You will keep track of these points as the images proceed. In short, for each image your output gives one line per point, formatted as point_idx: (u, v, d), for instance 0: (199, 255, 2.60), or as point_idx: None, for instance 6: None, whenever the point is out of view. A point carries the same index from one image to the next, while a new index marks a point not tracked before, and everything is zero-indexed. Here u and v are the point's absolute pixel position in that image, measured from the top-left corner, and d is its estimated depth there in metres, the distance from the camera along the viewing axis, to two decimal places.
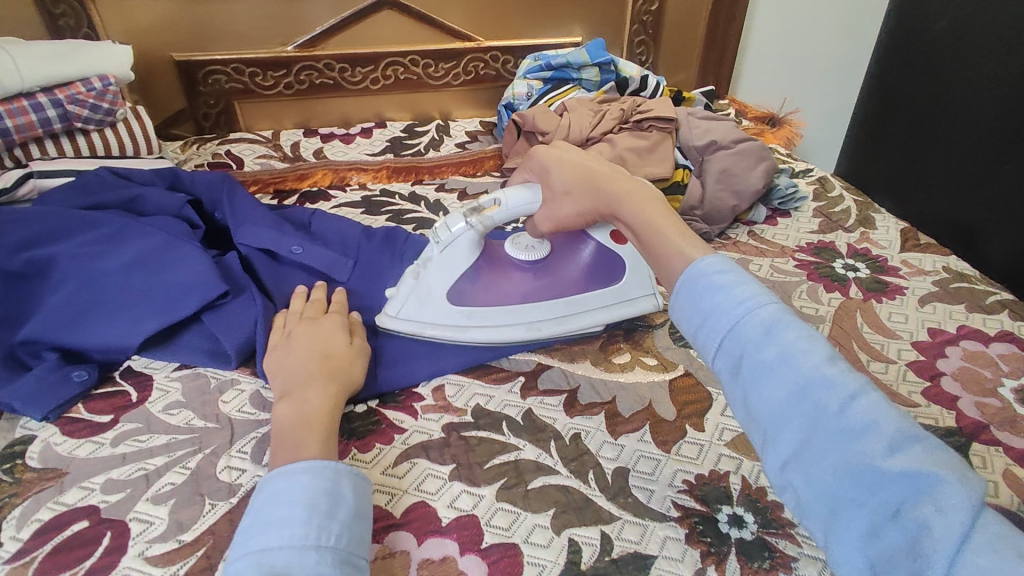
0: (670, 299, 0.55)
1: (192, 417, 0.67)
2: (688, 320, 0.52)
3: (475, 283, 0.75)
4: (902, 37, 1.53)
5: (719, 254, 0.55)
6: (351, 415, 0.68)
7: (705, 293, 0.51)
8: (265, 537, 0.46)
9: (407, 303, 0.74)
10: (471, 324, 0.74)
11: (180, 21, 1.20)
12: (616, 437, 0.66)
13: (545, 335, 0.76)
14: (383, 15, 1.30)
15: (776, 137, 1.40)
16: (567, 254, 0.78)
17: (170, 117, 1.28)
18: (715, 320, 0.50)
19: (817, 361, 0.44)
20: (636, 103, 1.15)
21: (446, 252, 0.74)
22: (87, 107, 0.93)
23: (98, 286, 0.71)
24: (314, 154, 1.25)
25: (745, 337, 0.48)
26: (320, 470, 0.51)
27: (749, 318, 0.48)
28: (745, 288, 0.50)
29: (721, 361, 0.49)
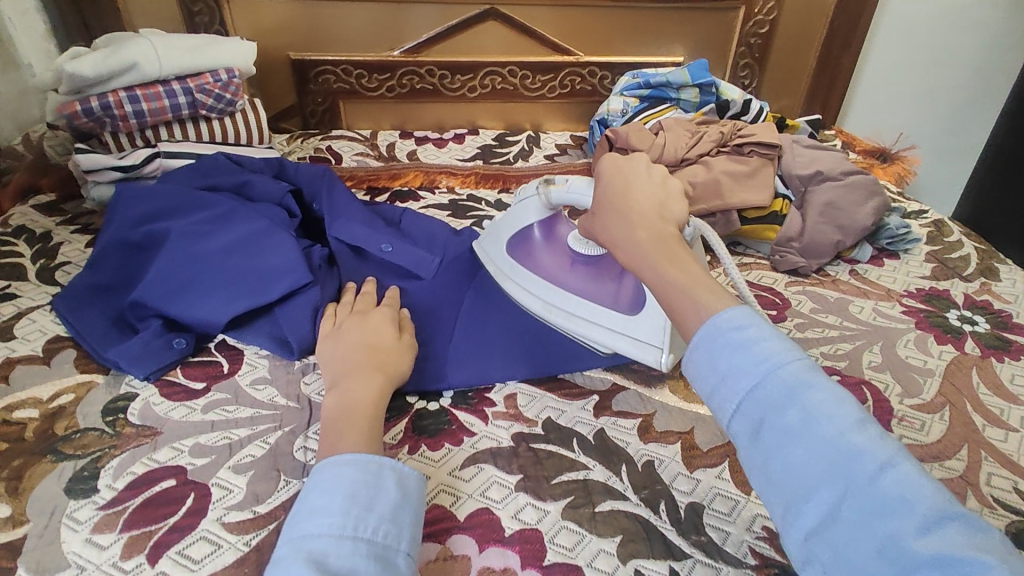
0: (686, 349, 0.48)
1: (276, 394, 0.69)
2: (704, 376, 0.46)
3: (540, 240, 0.81)
4: None
5: (737, 302, 0.48)
6: (423, 412, 0.69)
7: (719, 350, 0.45)
8: (307, 524, 0.48)
9: (487, 237, 0.84)
10: (508, 277, 0.80)
11: (300, 22, 1.28)
12: (692, 470, 0.62)
13: (551, 321, 0.77)
14: (487, 25, 1.32)
15: (886, 173, 1.30)
16: (625, 273, 0.76)
17: (281, 111, 1.36)
18: (735, 380, 0.44)
19: (841, 427, 0.40)
20: (737, 127, 1.11)
21: (519, 206, 0.82)
22: (213, 97, 1.00)
23: (200, 263, 0.76)
24: (408, 155, 1.29)
25: (768, 399, 0.42)
26: (364, 462, 0.51)
27: (774, 378, 0.43)
28: (768, 344, 0.44)
29: (739, 423, 0.44)
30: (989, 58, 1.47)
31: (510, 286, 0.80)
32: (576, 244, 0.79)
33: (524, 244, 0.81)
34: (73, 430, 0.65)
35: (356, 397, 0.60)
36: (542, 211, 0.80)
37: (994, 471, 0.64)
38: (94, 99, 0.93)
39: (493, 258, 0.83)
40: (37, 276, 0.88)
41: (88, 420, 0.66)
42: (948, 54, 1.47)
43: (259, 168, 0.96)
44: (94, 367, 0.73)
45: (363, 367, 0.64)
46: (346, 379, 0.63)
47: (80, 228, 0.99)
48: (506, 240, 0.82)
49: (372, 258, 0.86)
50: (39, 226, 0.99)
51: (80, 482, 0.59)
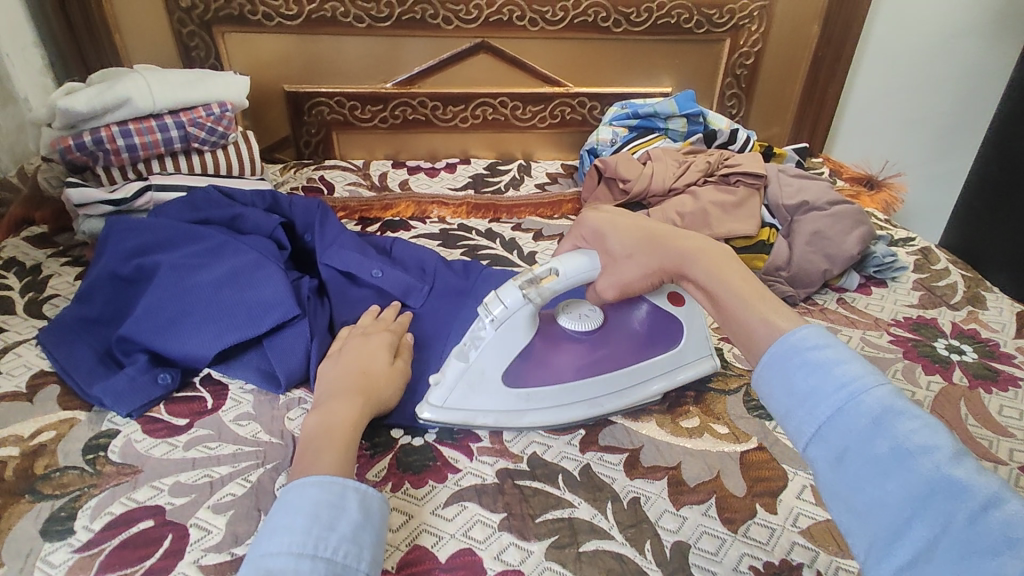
0: (756, 371, 0.51)
1: (259, 430, 0.69)
2: (781, 399, 0.48)
3: (526, 361, 0.68)
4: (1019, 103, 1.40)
5: (814, 326, 0.50)
6: (408, 447, 0.68)
7: (796, 372, 0.47)
8: (267, 543, 0.48)
9: (454, 390, 0.67)
10: (528, 408, 0.69)
11: (296, 55, 1.30)
12: (679, 507, 0.62)
13: (603, 411, 0.71)
14: (479, 58, 1.35)
15: (873, 202, 1.31)
16: (618, 322, 0.73)
17: (275, 142, 1.38)
18: (815, 404, 0.45)
19: (937, 460, 0.39)
20: (724, 157, 1.13)
21: (501, 330, 0.66)
22: (205, 130, 1.01)
23: (190, 294, 0.76)
24: (399, 185, 1.30)
25: (851, 425, 0.43)
26: (328, 483, 0.52)
27: (855, 404, 0.43)
28: (848, 368, 0.45)
29: (820, 449, 0.44)
30: (972, 87, 1.49)
31: (532, 417, 0.69)
32: (573, 324, 0.70)
33: (523, 371, 0.68)
34: (53, 469, 0.64)
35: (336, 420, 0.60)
36: (529, 328, 0.67)
37: None
38: (87, 134, 0.94)
39: (485, 409, 0.68)
40: (24, 310, 0.87)
41: (68, 458, 0.65)
42: (930, 84, 1.50)
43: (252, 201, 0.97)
44: (78, 403, 0.72)
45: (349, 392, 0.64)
46: (329, 401, 0.63)
47: (71, 260, 0.99)
48: (501, 380, 0.67)
49: (363, 285, 0.86)
50: (30, 258, 0.99)
51: (57, 523, 0.58)
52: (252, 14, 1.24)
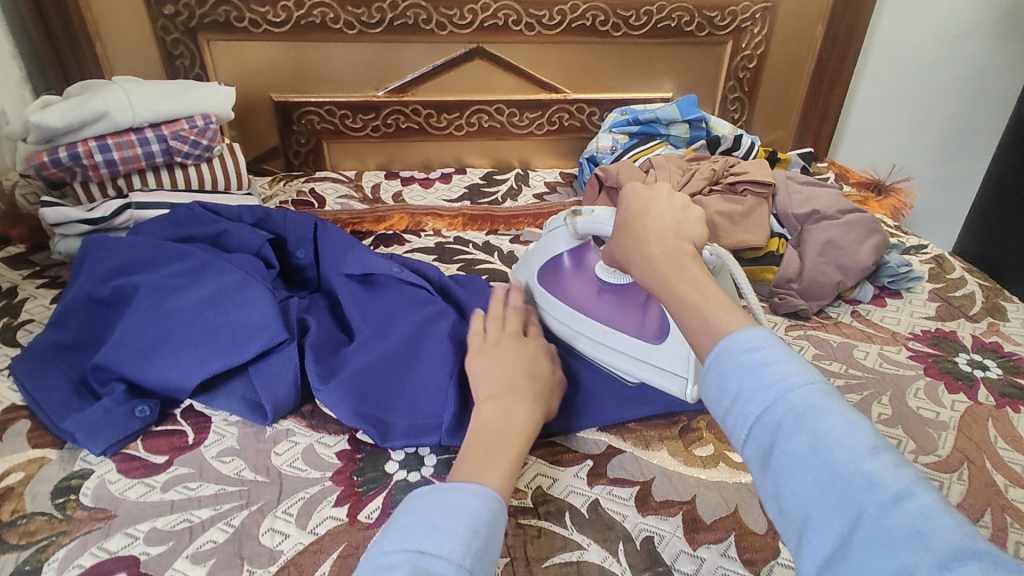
0: (700, 373, 0.43)
1: (243, 467, 0.64)
2: (716, 400, 0.41)
3: (570, 272, 0.81)
4: None
5: (756, 325, 0.43)
6: (404, 484, 0.63)
7: (730, 372, 0.41)
8: (424, 541, 0.42)
9: (526, 261, 0.84)
10: (539, 307, 0.80)
11: (286, 63, 1.25)
12: (696, 547, 0.57)
13: (579, 349, 0.75)
14: (473, 64, 1.30)
15: (881, 207, 1.27)
16: (643, 307, 0.75)
17: (263, 152, 1.33)
18: (746, 404, 0.39)
19: (853, 453, 0.35)
20: (729, 163, 1.09)
21: (551, 233, 0.81)
22: (188, 143, 0.97)
23: (171, 318, 0.71)
24: (393, 197, 1.26)
25: (779, 427, 0.37)
26: (488, 496, 0.46)
27: (784, 403, 0.38)
28: (782, 366, 0.39)
29: (752, 451, 0.39)
30: (982, 88, 1.46)
31: (539, 314, 0.79)
32: (607, 272, 0.78)
33: (554, 274, 0.81)
34: (19, 514, 0.59)
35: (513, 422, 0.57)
36: (569, 242, 0.79)
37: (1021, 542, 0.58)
38: (63, 150, 0.90)
39: (527, 288, 0.82)
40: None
41: (36, 502, 0.60)
42: (937, 84, 1.46)
43: (238, 214, 0.91)
44: (49, 439, 0.67)
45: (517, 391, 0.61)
46: None
47: (48, 282, 0.95)
48: (537, 271, 0.82)
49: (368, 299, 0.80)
50: (5, 280, 0.95)
51: None
52: (238, 21, 1.20)
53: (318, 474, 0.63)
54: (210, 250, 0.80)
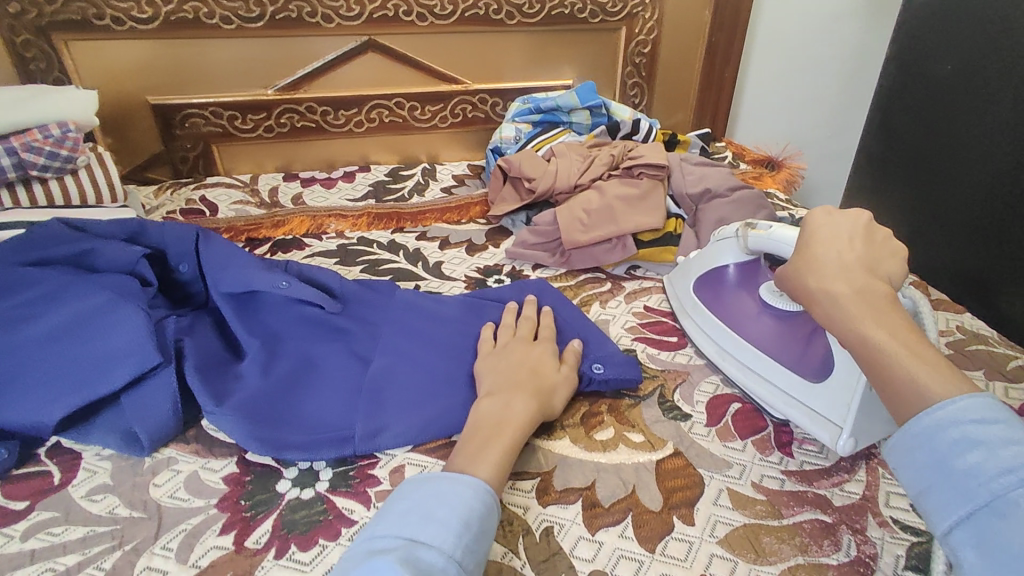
0: (898, 432, 0.46)
1: (117, 504, 0.59)
2: (925, 466, 0.44)
3: (728, 285, 0.81)
4: (900, 80, 1.46)
5: (977, 393, 0.44)
6: (296, 503, 0.60)
7: (948, 446, 0.43)
8: (419, 530, 0.48)
9: (685, 269, 0.88)
10: (692, 316, 0.84)
11: (162, 63, 1.17)
12: (594, 532, 0.58)
13: (725, 368, 0.77)
14: (367, 58, 1.26)
15: (774, 181, 1.33)
16: (802, 341, 0.71)
17: (146, 160, 1.24)
18: (968, 485, 0.41)
19: None
20: (628, 148, 1.13)
21: (716, 244, 0.82)
22: (44, 154, 0.89)
23: (22, 353, 0.65)
24: (292, 200, 1.20)
25: (1012, 518, 0.39)
26: (481, 492, 0.52)
27: (1016, 494, 0.39)
28: (1018, 450, 0.41)
29: (965, 531, 0.41)
30: (858, 64, 1.55)
31: (688, 324, 0.84)
32: (774, 298, 0.77)
33: (713, 285, 0.83)
34: None
35: (509, 417, 0.61)
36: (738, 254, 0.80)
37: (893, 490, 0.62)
38: None
39: (682, 294, 0.87)
40: None
41: None
42: (819, 63, 1.54)
43: (110, 228, 0.84)
44: None
45: (515, 387, 0.64)
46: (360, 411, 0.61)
47: None
48: (696, 280, 0.85)
49: (261, 312, 0.77)
50: None
51: None
52: (98, 19, 1.11)
53: (201, 502, 0.60)
54: (69, 272, 0.73)
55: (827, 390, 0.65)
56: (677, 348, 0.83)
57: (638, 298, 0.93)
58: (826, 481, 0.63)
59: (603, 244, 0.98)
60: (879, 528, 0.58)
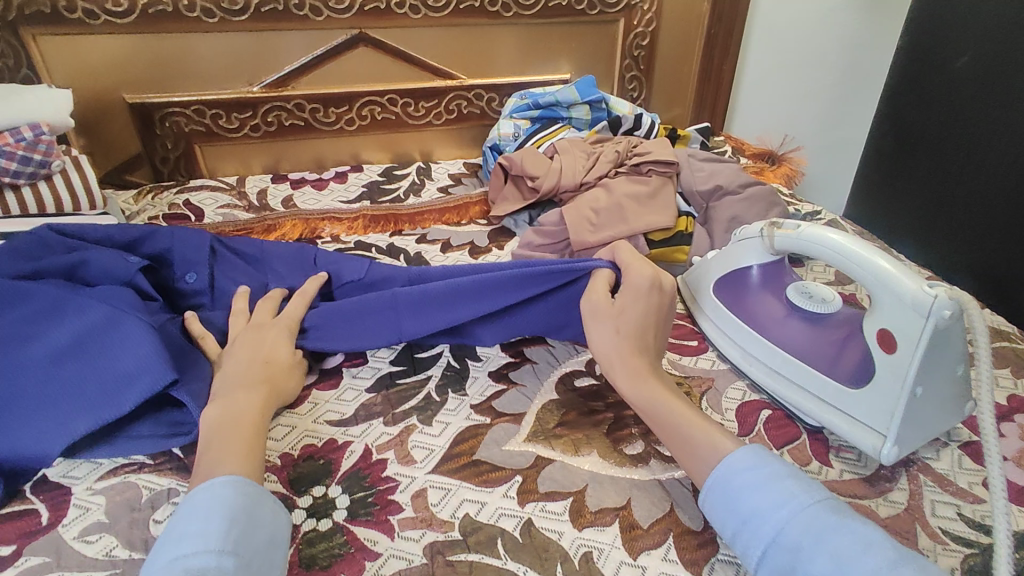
0: (702, 495, 0.53)
1: (114, 545, 0.54)
2: (727, 521, 0.50)
3: (750, 285, 0.78)
4: (919, 71, 1.46)
5: (747, 445, 0.53)
6: (312, 536, 0.56)
7: (740, 492, 0.50)
8: (177, 548, 0.44)
9: (699, 269, 0.86)
10: (711, 318, 0.81)
11: (139, 59, 1.10)
12: (636, 556, 0.54)
13: (750, 372, 0.74)
14: (358, 52, 1.20)
15: (775, 176, 1.31)
16: (834, 345, 0.69)
17: (123, 162, 1.17)
18: (756, 524, 0.48)
19: (875, 569, 0.41)
20: (632, 145, 1.09)
21: (738, 244, 0.79)
22: (17, 159, 0.83)
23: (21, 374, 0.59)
24: (282, 202, 1.14)
25: (794, 543, 0.45)
26: (242, 485, 0.49)
27: (792, 522, 0.46)
28: (785, 484, 0.48)
29: (767, 571, 0.46)
30: (853, 57, 1.54)
31: (708, 326, 0.81)
32: (800, 300, 0.75)
33: (735, 286, 0.80)
34: None
35: (238, 410, 0.58)
36: (761, 255, 0.76)
37: (937, 498, 0.60)
38: None
39: (698, 296, 0.84)
40: None
41: None
42: (816, 55, 1.53)
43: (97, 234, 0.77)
44: None
45: (251, 381, 0.62)
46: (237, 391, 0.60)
47: None
48: (714, 283, 0.82)
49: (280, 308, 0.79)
50: None
51: None
52: (70, 11, 1.03)
53: None
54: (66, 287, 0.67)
55: (866, 397, 0.63)
56: (699, 353, 0.80)
57: None
58: (870, 491, 0.61)
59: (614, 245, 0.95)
60: (929, 541, 0.56)
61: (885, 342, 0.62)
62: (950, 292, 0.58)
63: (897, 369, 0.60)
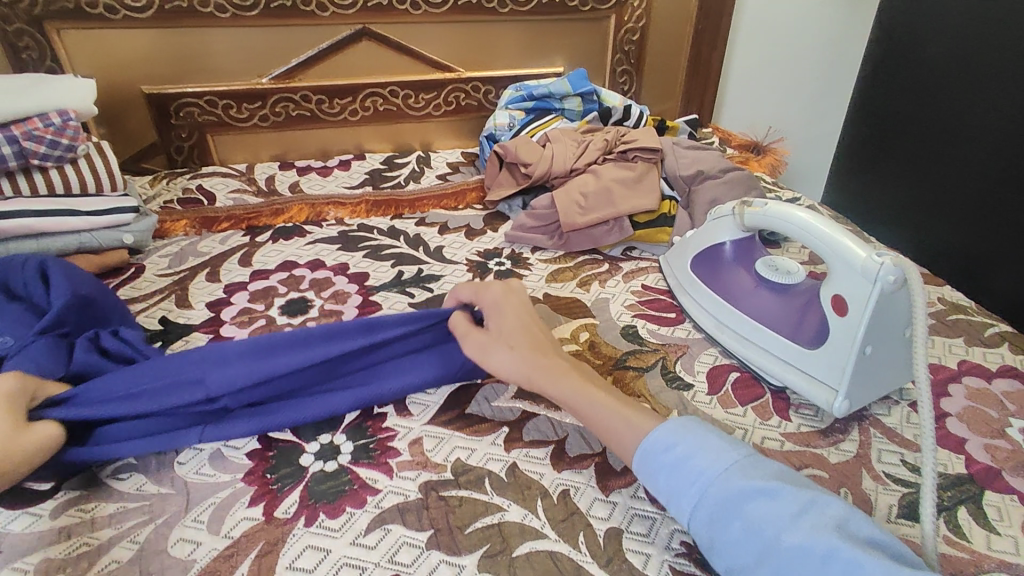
0: (633, 472, 0.58)
1: (144, 481, 0.61)
2: (656, 493, 0.55)
3: (724, 261, 0.85)
4: (894, 64, 1.53)
5: (666, 421, 0.57)
6: (319, 475, 0.62)
7: (659, 473, 0.55)
8: None
9: (679, 249, 0.92)
10: (688, 292, 0.88)
11: (154, 52, 1.17)
12: (608, 493, 0.61)
13: (722, 340, 0.81)
14: (361, 46, 1.27)
15: (760, 165, 1.37)
16: (797, 312, 0.75)
17: (141, 150, 1.24)
18: (678, 501, 0.53)
19: (780, 529, 0.48)
20: (621, 133, 1.16)
21: (714, 221, 0.85)
22: (45, 143, 0.89)
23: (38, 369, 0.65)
24: (290, 188, 1.21)
25: (710, 513, 0.51)
26: None
27: (709, 494, 0.52)
28: (695, 460, 0.53)
29: (696, 536, 0.52)
30: (837, 51, 1.60)
31: (686, 299, 0.88)
32: (768, 272, 0.81)
33: (709, 262, 0.86)
34: None
35: None
36: (734, 231, 0.83)
37: (883, 447, 0.66)
38: None
39: (677, 273, 0.91)
40: None
41: None
42: (801, 50, 1.59)
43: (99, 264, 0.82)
44: None
45: None
46: None
47: None
48: (692, 260, 0.88)
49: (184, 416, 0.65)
50: None
51: None
52: (92, 7, 1.10)
53: (229, 476, 0.62)
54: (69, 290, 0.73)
55: (822, 356, 0.69)
56: (676, 324, 0.86)
57: (635, 278, 0.96)
58: (823, 441, 0.67)
59: (601, 226, 1.01)
60: (872, 482, 0.62)
61: (839, 306, 0.68)
62: (895, 259, 0.64)
63: (848, 329, 0.67)
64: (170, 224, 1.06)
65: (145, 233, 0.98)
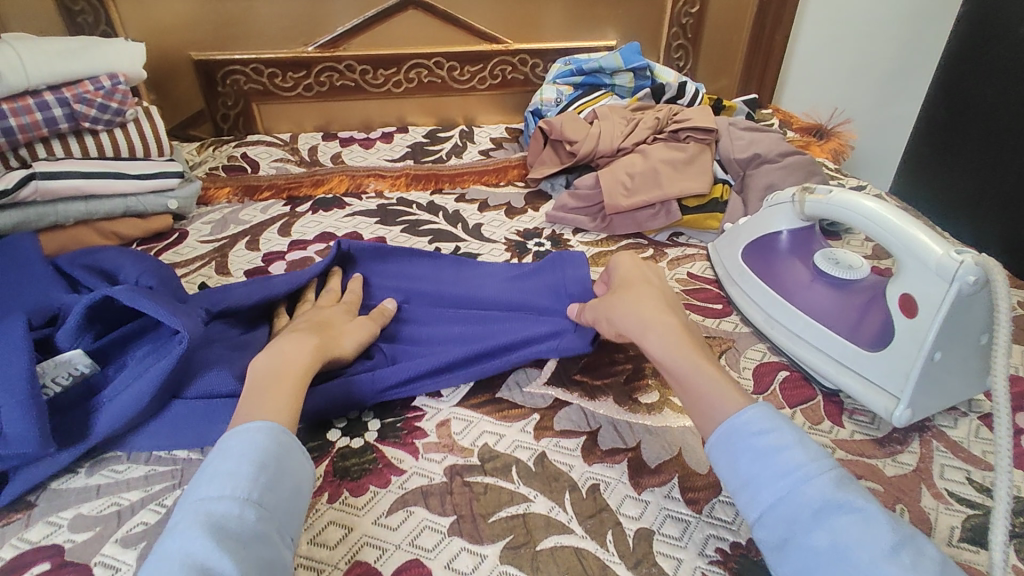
0: (709, 448, 0.53)
1: None
2: (728, 477, 0.51)
3: (778, 250, 0.79)
4: (981, 40, 1.37)
5: (757, 405, 0.53)
6: (346, 451, 0.62)
7: (743, 456, 0.50)
8: None
9: (728, 236, 0.87)
10: (738, 281, 0.82)
11: (203, 18, 1.17)
12: (640, 492, 0.58)
13: (772, 335, 0.75)
14: (407, 15, 1.24)
15: (823, 150, 1.28)
16: (859, 312, 0.69)
17: (188, 118, 1.25)
18: (757, 490, 0.48)
19: (874, 555, 0.43)
20: (673, 112, 1.10)
21: (773, 207, 0.80)
22: (96, 107, 0.91)
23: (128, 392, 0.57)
24: (331, 159, 1.20)
25: (793, 515, 0.46)
26: None
27: (797, 493, 0.47)
28: (792, 456, 0.49)
29: (763, 532, 0.48)
30: (913, 29, 1.48)
31: (734, 290, 0.82)
32: (827, 266, 0.75)
33: (763, 251, 0.81)
34: None
35: None
36: (794, 218, 0.77)
37: (947, 463, 0.61)
38: None
39: (726, 262, 0.86)
40: None
41: None
42: (874, 27, 1.47)
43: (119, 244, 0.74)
44: None
45: None
46: None
47: None
48: (744, 246, 0.83)
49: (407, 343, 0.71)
50: None
51: None
52: None
53: None
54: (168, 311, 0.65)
55: (884, 359, 0.64)
56: (722, 316, 0.81)
57: (681, 265, 0.91)
58: (879, 452, 0.62)
59: (647, 209, 0.97)
60: (933, 501, 0.57)
61: (907, 307, 0.62)
62: (976, 258, 0.57)
63: (914, 329, 0.61)
64: (214, 191, 1.07)
65: (189, 199, 0.99)
